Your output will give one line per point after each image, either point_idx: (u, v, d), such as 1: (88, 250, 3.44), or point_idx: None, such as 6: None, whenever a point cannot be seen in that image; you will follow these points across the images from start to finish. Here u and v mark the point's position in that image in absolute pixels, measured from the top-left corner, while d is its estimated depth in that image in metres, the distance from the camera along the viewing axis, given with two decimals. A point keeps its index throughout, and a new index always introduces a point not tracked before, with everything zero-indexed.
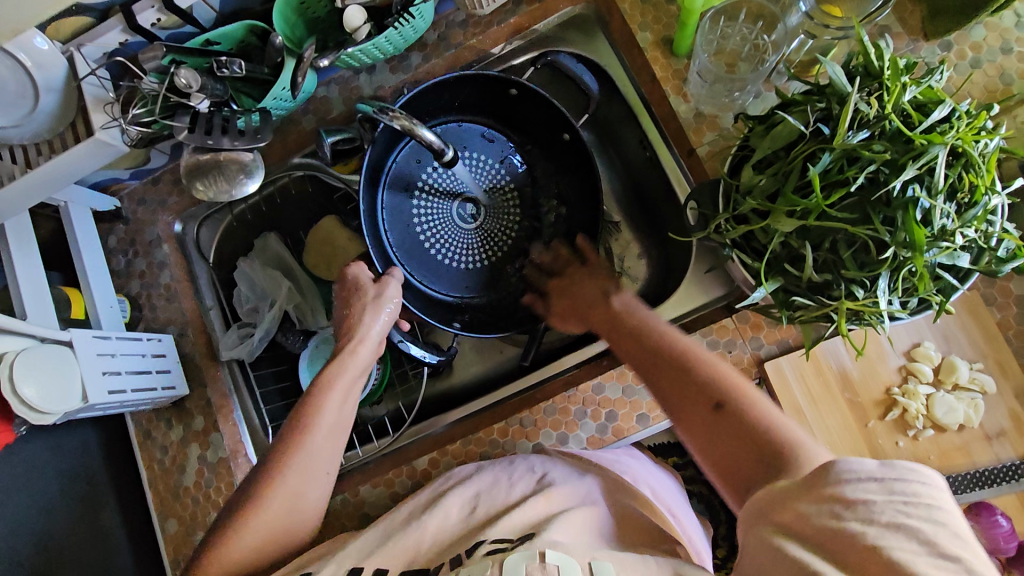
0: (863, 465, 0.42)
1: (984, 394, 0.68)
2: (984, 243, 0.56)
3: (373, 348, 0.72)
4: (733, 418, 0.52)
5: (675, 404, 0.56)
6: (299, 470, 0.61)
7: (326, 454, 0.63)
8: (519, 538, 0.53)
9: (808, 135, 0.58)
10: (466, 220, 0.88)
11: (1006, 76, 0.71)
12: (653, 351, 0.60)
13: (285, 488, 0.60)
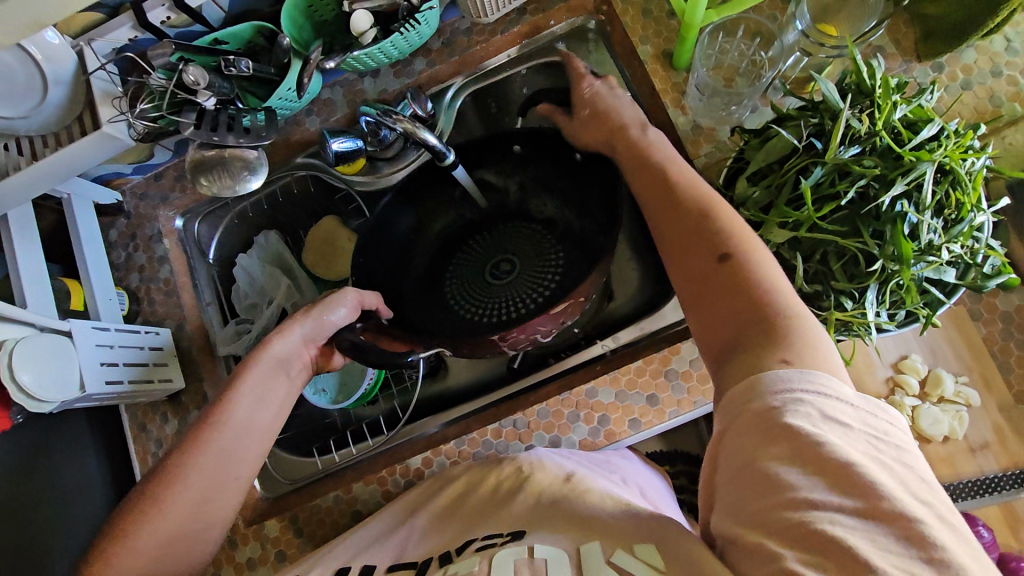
0: (845, 391, 0.43)
1: (969, 407, 0.69)
2: (970, 259, 0.58)
3: (295, 344, 0.66)
4: (734, 270, 0.51)
5: (683, 260, 0.56)
6: (208, 466, 0.58)
7: (234, 451, 0.60)
8: (511, 534, 0.56)
9: (801, 149, 0.60)
10: (496, 276, 0.84)
11: (996, 99, 0.72)
12: (675, 208, 0.58)
13: (192, 483, 0.57)
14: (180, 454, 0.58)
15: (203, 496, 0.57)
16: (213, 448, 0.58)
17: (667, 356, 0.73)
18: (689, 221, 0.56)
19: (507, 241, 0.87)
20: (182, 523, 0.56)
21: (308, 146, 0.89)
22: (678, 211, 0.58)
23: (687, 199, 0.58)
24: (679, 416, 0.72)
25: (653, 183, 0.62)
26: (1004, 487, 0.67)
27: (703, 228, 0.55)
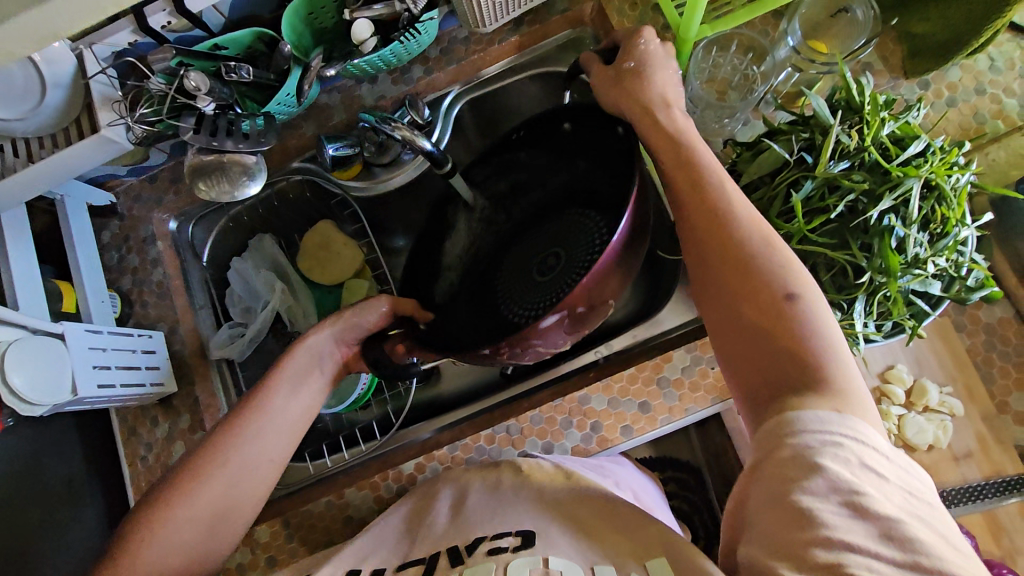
0: (880, 443, 0.42)
1: (952, 416, 0.70)
2: (955, 272, 0.59)
3: (330, 344, 0.70)
4: (793, 317, 0.47)
5: (726, 289, 0.51)
6: (240, 463, 0.58)
7: (265, 447, 0.60)
8: (520, 533, 0.57)
9: (792, 163, 0.61)
10: (541, 271, 0.72)
11: (980, 116, 0.75)
12: (721, 228, 0.52)
13: (221, 480, 0.57)
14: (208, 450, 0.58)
15: (231, 493, 0.58)
16: (247, 443, 0.59)
17: (659, 364, 0.74)
18: (736, 246, 0.51)
19: (564, 232, 0.73)
20: (210, 521, 0.56)
21: (304, 150, 0.88)
22: (721, 232, 0.52)
23: (733, 216, 0.52)
24: (671, 422, 0.73)
25: (689, 189, 0.55)
26: (986, 495, 0.68)
27: (755, 260, 0.50)
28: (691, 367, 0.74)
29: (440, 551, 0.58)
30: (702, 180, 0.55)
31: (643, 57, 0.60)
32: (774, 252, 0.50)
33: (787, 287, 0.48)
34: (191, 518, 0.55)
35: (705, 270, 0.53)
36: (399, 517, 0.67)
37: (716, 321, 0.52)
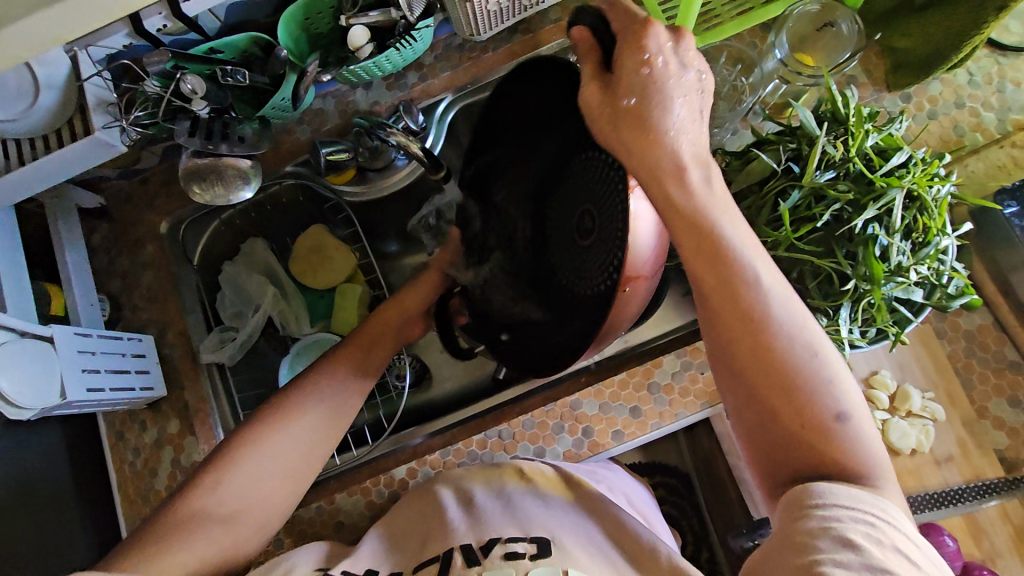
0: (900, 524, 0.44)
1: (934, 421, 0.72)
2: (936, 280, 0.61)
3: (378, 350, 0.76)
4: (844, 441, 0.46)
5: (768, 407, 0.48)
6: (303, 433, 0.67)
7: (322, 426, 0.68)
8: (535, 541, 0.58)
9: (780, 172, 0.62)
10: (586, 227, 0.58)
11: (959, 129, 0.77)
12: (749, 319, 0.48)
13: (283, 449, 0.65)
14: (273, 417, 0.66)
15: (288, 462, 0.65)
16: (308, 419, 0.67)
17: (649, 369, 0.75)
18: (780, 364, 0.47)
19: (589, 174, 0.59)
20: (267, 485, 0.64)
21: (298, 153, 0.88)
22: (760, 342, 0.48)
23: (773, 323, 0.47)
24: (661, 427, 0.74)
25: (721, 282, 0.48)
26: (967, 498, 0.69)
27: (803, 379, 0.47)
28: (681, 372, 0.75)
29: (453, 550, 0.58)
30: (738, 279, 0.48)
31: (645, 86, 0.48)
32: (817, 362, 0.47)
33: (835, 405, 0.47)
34: (253, 476, 0.63)
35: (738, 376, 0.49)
36: (395, 527, 0.66)
37: (749, 425, 0.50)
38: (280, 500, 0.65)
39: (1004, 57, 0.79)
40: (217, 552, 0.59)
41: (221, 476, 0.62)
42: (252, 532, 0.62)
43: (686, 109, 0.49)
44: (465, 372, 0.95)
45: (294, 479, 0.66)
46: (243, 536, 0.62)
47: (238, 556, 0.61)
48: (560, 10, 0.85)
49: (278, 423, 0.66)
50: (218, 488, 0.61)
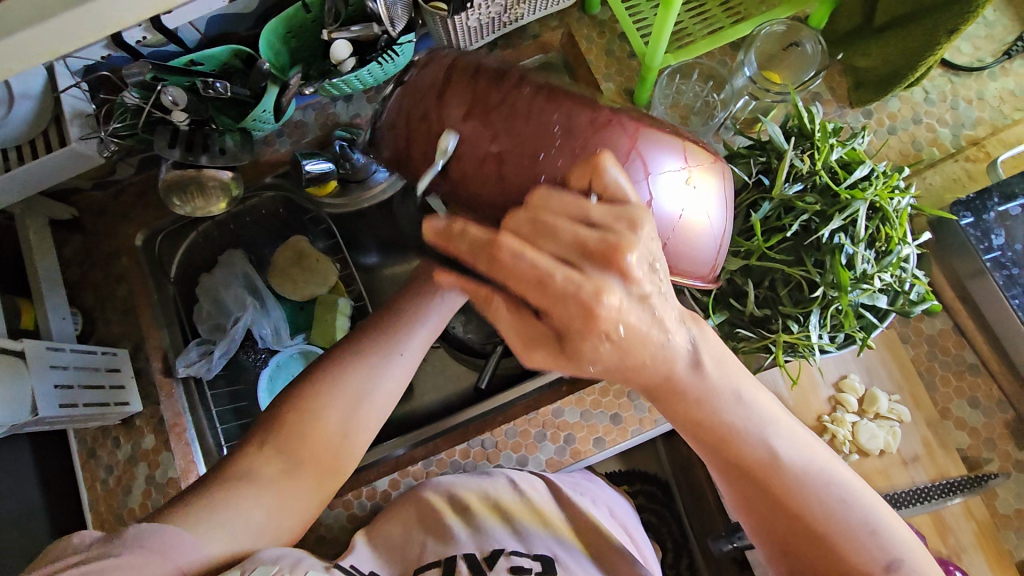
0: None
1: (901, 422, 0.75)
2: (899, 287, 0.64)
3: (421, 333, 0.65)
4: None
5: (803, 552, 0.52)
6: (351, 389, 0.61)
7: (376, 384, 0.62)
8: (536, 558, 0.64)
9: (751, 185, 0.66)
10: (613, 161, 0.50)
11: (918, 144, 0.81)
12: (766, 485, 0.51)
13: (333, 407, 0.61)
14: (321, 378, 0.62)
15: (337, 425, 0.61)
16: (361, 373, 0.62)
17: None
18: (817, 527, 0.51)
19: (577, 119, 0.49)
20: (315, 445, 0.60)
21: (278, 166, 0.88)
22: (792, 511, 0.51)
23: (791, 489, 0.51)
24: (642, 433, 0.76)
25: (731, 462, 0.51)
26: (933, 497, 0.72)
27: (839, 539, 0.50)
28: None
29: (458, 560, 0.62)
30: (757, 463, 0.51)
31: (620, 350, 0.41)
32: (851, 520, 0.51)
33: (881, 555, 0.50)
34: (299, 438, 0.60)
35: (781, 537, 0.53)
36: (385, 536, 0.68)
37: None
38: (332, 459, 0.61)
39: (957, 76, 0.84)
40: (263, 519, 0.58)
41: (269, 436, 0.60)
42: (300, 496, 0.60)
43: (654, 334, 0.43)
44: (447, 383, 0.95)
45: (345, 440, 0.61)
46: (292, 500, 0.59)
47: (289, 521, 0.60)
48: (539, 27, 0.88)
49: (327, 381, 0.62)
50: (266, 447, 0.60)
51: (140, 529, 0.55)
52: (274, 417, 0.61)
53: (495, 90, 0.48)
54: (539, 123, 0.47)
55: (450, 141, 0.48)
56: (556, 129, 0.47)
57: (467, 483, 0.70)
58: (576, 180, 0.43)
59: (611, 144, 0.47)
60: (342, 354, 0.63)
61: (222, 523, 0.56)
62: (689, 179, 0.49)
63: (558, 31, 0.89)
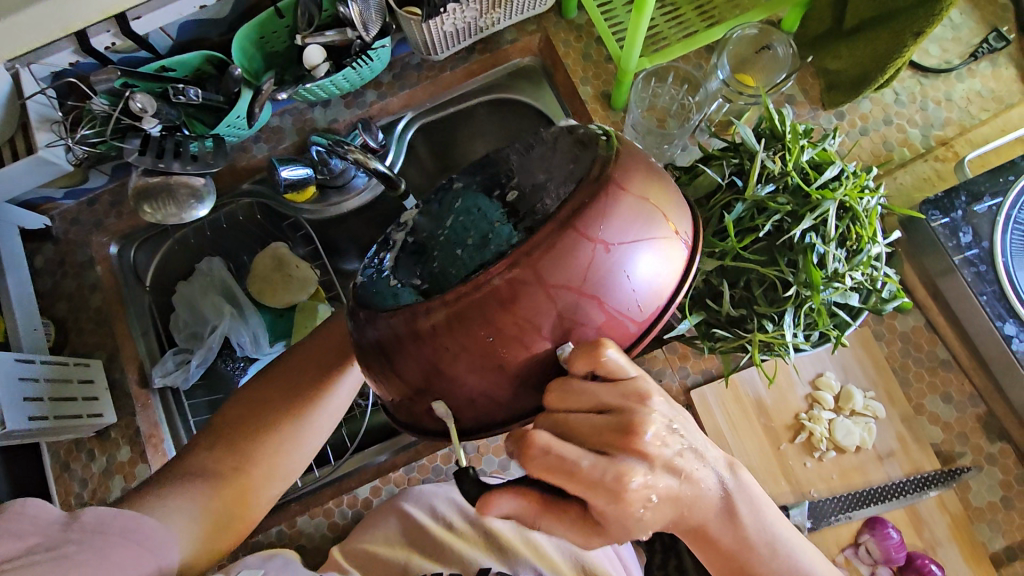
0: None
1: (876, 419, 0.76)
2: (871, 285, 0.66)
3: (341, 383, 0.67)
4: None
5: None
6: (300, 409, 0.66)
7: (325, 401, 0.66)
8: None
9: (724, 186, 0.66)
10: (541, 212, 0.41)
11: (889, 144, 0.83)
12: None
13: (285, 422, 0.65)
14: (272, 391, 0.66)
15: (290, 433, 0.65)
16: (313, 395, 0.66)
17: None
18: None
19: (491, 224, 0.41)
20: (265, 451, 0.65)
21: (254, 172, 0.88)
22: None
23: None
24: None
25: None
26: (906, 492, 0.73)
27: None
28: None
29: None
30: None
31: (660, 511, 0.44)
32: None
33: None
34: (248, 444, 0.65)
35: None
36: (370, 541, 0.69)
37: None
38: (279, 462, 0.65)
39: (926, 77, 0.85)
40: (218, 515, 0.63)
41: (223, 437, 0.65)
42: (251, 497, 0.64)
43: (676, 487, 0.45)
44: None
45: (295, 448, 0.66)
46: (244, 500, 0.64)
47: (242, 518, 0.64)
48: (516, 31, 0.88)
49: (277, 397, 0.66)
50: (218, 447, 0.65)
51: (101, 513, 0.57)
52: (230, 425, 0.65)
53: (396, 330, 0.40)
54: (483, 343, 0.39)
55: (445, 409, 0.42)
56: (491, 337, 0.39)
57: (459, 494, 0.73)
58: (573, 371, 0.40)
59: (529, 318, 0.39)
60: (292, 369, 0.67)
61: (182, 512, 0.61)
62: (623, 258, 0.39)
63: (536, 35, 0.89)
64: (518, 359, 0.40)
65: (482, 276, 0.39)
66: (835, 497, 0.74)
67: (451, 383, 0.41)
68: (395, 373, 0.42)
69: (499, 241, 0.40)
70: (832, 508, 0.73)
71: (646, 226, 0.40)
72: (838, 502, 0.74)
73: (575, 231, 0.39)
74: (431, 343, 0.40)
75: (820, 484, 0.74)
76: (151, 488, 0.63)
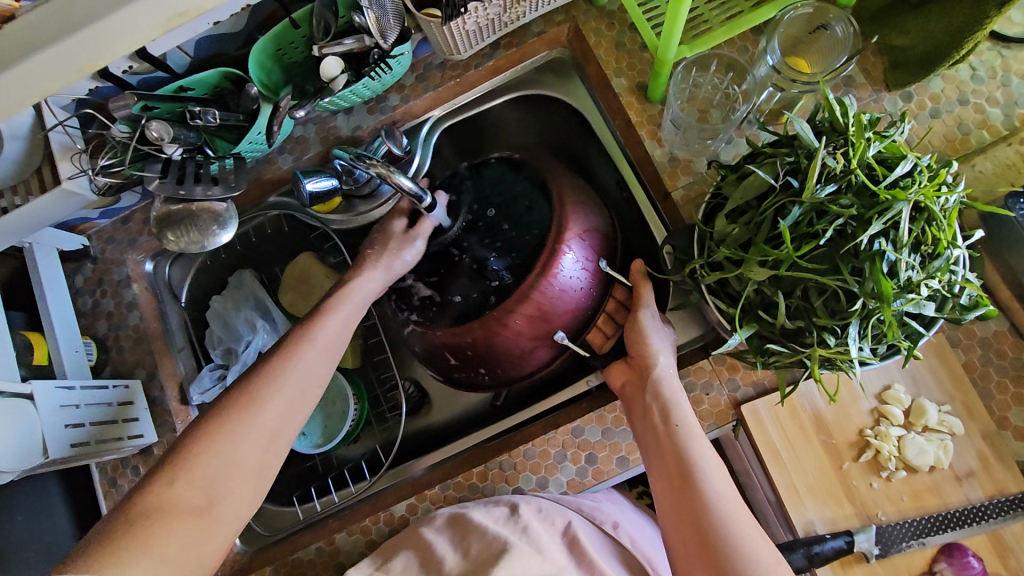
0: None
1: (952, 435, 0.69)
2: (948, 292, 0.58)
3: (336, 333, 0.71)
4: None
5: None
6: (272, 414, 0.63)
7: (297, 399, 0.65)
8: None
9: (778, 188, 0.60)
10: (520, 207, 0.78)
11: (964, 127, 0.74)
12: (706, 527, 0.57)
13: (251, 437, 0.61)
14: (233, 408, 0.62)
15: (252, 449, 0.61)
16: (280, 400, 0.64)
17: None
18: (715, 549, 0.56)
19: (503, 226, 0.78)
20: (235, 477, 0.60)
21: (280, 185, 0.87)
22: (710, 549, 0.56)
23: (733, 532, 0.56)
24: None
25: (690, 519, 0.58)
26: (990, 516, 0.67)
27: (735, 562, 0.55)
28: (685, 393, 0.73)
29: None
30: (698, 488, 0.59)
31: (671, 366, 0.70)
32: (770, 550, 0.56)
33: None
34: (214, 459, 0.59)
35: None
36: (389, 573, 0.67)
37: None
38: (249, 487, 0.61)
39: (1008, 49, 0.76)
40: (184, 553, 0.55)
41: (182, 472, 0.58)
42: (220, 527, 0.58)
43: (668, 356, 0.70)
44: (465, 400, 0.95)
45: (262, 467, 0.62)
46: (210, 537, 0.57)
47: (208, 555, 0.57)
48: (543, 23, 0.83)
49: (240, 412, 0.62)
50: (175, 482, 0.57)
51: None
52: (203, 428, 0.61)
53: (520, 304, 0.72)
54: (558, 284, 0.72)
55: (562, 332, 0.74)
56: (555, 272, 0.72)
57: (482, 512, 0.69)
58: (603, 269, 0.76)
59: (572, 257, 0.73)
60: (257, 378, 0.65)
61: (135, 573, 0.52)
62: (580, 209, 0.76)
63: (564, 25, 0.83)
64: (571, 281, 0.73)
65: (542, 249, 0.73)
66: (908, 522, 0.67)
67: (553, 318, 0.73)
68: (499, 333, 0.73)
69: (520, 237, 0.76)
70: (906, 533, 0.67)
71: (591, 195, 0.80)
72: (912, 526, 0.67)
73: (569, 203, 0.75)
74: (538, 298, 0.72)
75: (889, 507, 0.68)
76: (99, 544, 0.53)
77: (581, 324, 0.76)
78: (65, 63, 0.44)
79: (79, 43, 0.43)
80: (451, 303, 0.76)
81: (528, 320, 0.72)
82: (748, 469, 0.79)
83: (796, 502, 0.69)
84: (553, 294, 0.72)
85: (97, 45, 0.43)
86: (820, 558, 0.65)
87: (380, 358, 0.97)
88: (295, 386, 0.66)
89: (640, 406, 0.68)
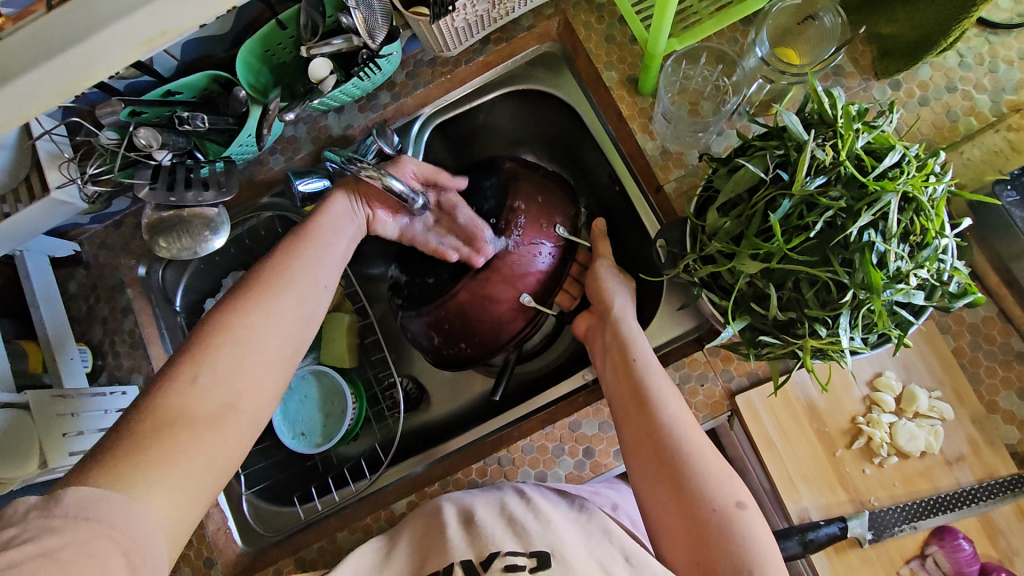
0: None
1: (942, 420, 0.70)
2: (937, 280, 0.59)
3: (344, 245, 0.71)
4: (743, 528, 0.55)
5: (685, 503, 0.57)
6: (289, 311, 0.62)
7: (309, 301, 0.65)
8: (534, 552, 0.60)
9: (769, 181, 0.60)
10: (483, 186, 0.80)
11: (952, 114, 0.74)
12: (660, 440, 0.60)
13: (270, 330, 0.60)
14: (241, 302, 0.61)
15: (272, 333, 0.61)
16: (292, 302, 0.63)
17: None
18: (670, 457, 0.59)
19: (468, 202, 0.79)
20: (251, 379, 0.58)
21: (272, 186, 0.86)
22: (666, 463, 0.59)
23: (683, 446, 0.60)
24: None
25: (646, 435, 0.62)
26: (981, 498, 0.68)
27: (688, 476, 0.58)
28: (681, 385, 0.74)
29: (452, 564, 0.60)
30: (655, 409, 0.62)
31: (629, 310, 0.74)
32: (722, 464, 0.59)
33: (730, 495, 0.57)
34: (229, 370, 0.57)
35: (655, 495, 0.59)
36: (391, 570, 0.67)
37: (648, 520, 0.60)
38: (266, 390, 0.59)
39: (996, 35, 0.76)
40: (206, 470, 0.54)
41: (204, 370, 0.56)
42: (239, 435, 0.57)
43: (626, 301, 0.75)
44: (463, 395, 0.96)
45: (278, 367, 0.61)
46: (228, 446, 0.56)
47: (228, 464, 0.56)
48: (532, 17, 0.82)
49: (254, 309, 0.60)
50: (199, 380, 0.56)
51: (85, 493, 0.46)
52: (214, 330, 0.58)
53: (495, 267, 0.74)
54: (520, 252, 0.75)
55: (527, 294, 0.76)
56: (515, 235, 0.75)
57: (483, 505, 0.66)
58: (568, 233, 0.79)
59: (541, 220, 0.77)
60: (268, 272, 0.64)
61: (163, 485, 0.50)
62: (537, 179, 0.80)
63: (554, 19, 0.83)
64: (543, 251, 0.77)
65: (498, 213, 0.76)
66: (900, 506, 0.69)
67: (519, 281, 0.75)
68: (473, 304, 0.75)
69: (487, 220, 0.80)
70: (899, 517, 0.68)
71: (564, 186, 0.81)
72: (905, 510, 0.68)
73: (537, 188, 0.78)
74: (500, 265, 0.74)
75: (882, 492, 0.69)
76: (122, 455, 0.50)
77: (545, 291, 0.78)
78: (45, 85, 0.40)
79: (62, 66, 0.39)
80: (428, 284, 0.78)
81: (496, 287, 0.75)
82: (745, 460, 0.80)
83: (790, 490, 0.70)
84: (517, 254, 0.75)
85: (82, 65, 0.40)
86: (814, 544, 0.66)
87: (377, 356, 0.97)
88: (314, 291, 0.65)
89: (601, 344, 0.73)
